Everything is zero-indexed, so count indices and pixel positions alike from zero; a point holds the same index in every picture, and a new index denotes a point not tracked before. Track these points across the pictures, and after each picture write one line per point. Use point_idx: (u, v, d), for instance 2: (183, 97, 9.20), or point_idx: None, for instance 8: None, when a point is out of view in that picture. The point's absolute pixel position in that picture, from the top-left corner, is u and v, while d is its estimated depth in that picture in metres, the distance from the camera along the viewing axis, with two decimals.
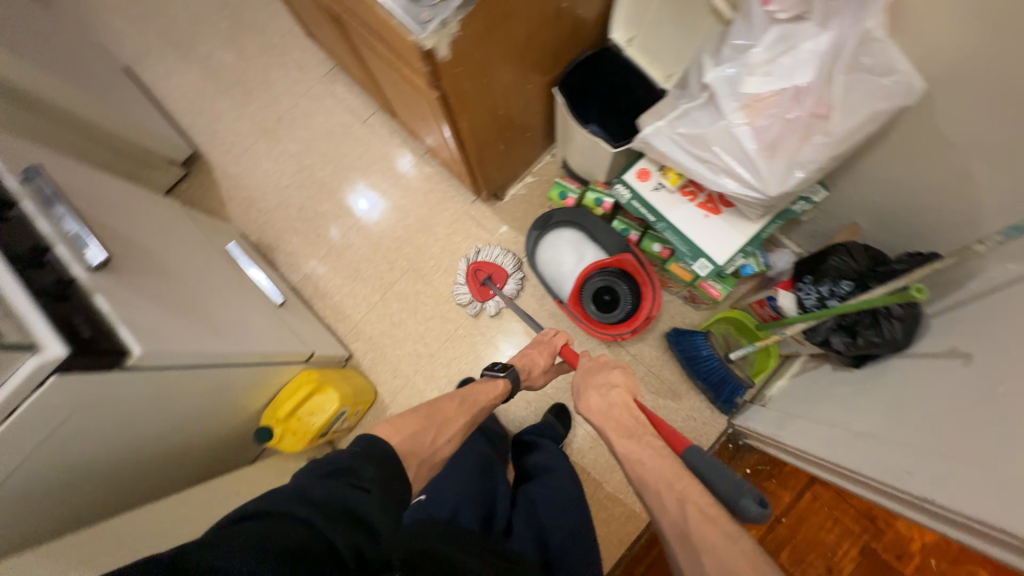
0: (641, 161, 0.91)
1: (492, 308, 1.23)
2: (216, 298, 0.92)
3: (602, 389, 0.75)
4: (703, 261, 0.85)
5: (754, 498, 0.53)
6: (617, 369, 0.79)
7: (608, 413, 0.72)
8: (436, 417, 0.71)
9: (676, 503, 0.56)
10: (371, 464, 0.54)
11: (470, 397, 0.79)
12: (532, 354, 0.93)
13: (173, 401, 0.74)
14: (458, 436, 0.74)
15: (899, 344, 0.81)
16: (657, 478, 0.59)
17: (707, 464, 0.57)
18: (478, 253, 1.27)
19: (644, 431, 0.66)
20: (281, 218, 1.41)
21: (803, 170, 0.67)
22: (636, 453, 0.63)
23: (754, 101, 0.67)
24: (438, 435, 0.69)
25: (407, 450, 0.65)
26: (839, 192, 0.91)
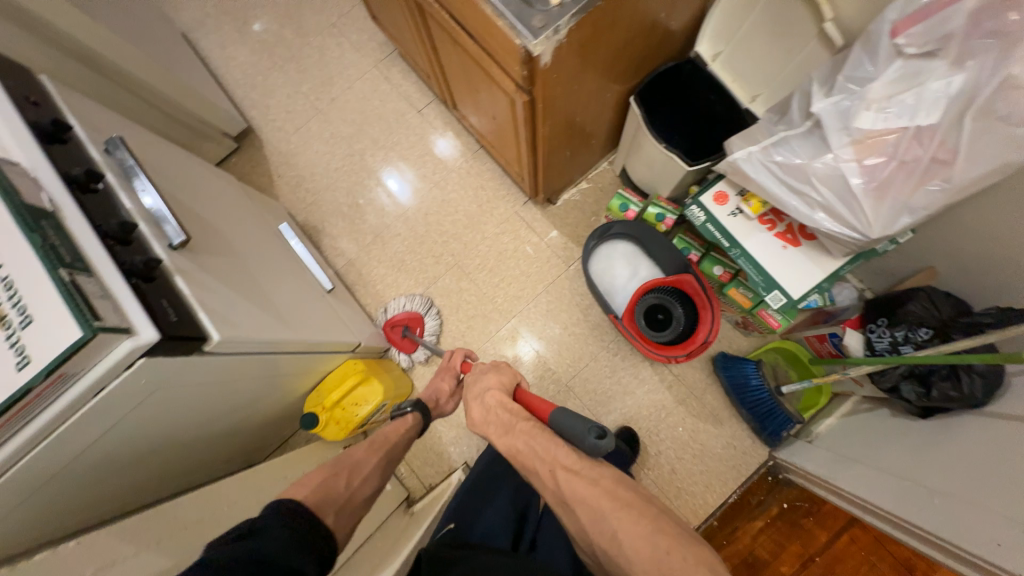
0: (719, 183, 0.88)
1: (421, 356, 1.23)
2: (275, 282, 0.92)
3: (480, 397, 0.72)
4: (776, 293, 0.83)
5: (592, 432, 0.57)
6: (490, 372, 0.77)
7: (485, 419, 0.69)
8: (343, 464, 0.66)
9: (550, 474, 0.57)
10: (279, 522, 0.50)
11: (380, 437, 0.74)
12: (436, 382, 0.94)
13: (236, 384, 0.74)
14: (374, 479, 0.67)
15: (976, 401, 0.78)
16: (534, 457, 0.59)
17: (565, 419, 0.61)
18: (387, 311, 1.27)
19: (519, 420, 0.64)
20: (328, 201, 1.40)
21: (912, 216, 0.63)
22: (513, 440, 0.62)
23: (867, 137, 0.64)
24: (351, 478, 0.63)
25: (320, 502, 0.57)
26: (922, 234, 0.87)
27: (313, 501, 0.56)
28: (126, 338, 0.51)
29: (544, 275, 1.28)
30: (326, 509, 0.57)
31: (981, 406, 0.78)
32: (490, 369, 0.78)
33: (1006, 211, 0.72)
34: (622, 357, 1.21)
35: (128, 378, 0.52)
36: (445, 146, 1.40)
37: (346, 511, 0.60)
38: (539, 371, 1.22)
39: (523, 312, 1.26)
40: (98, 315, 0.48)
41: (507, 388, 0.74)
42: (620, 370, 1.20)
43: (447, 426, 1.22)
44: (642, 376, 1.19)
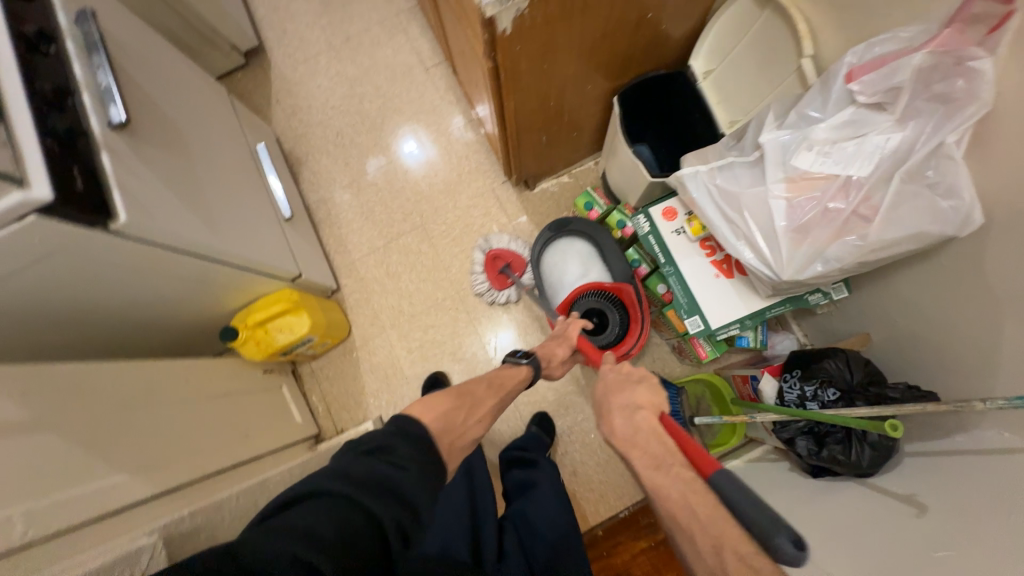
0: (671, 200, 0.87)
1: (504, 298, 1.22)
2: (224, 193, 0.93)
3: (626, 411, 0.62)
4: (696, 318, 0.82)
5: (791, 537, 0.44)
6: (642, 385, 0.66)
7: (632, 440, 0.59)
8: (466, 399, 0.67)
9: (713, 553, 0.46)
10: (408, 447, 0.51)
11: (497, 381, 0.77)
12: (552, 345, 0.91)
13: (150, 275, 0.76)
14: (486, 418, 0.71)
15: (863, 470, 0.77)
16: (691, 518, 0.48)
17: (735, 486, 0.48)
18: (490, 242, 1.25)
19: (673, 461, 0.53)
20: (318, 136, 1.41)
21: (825, 266, 0.62)
22: (667, 486, 0.52)
23: (801, 177, 0.63)
24: (469, 415, 0.65)
25: (441, 429, 0.59)
26: (861, 298, 0.86)
27: (434, 431, 0.58)
28: (17, 191, 0.53)
29: None
30: (445, 439, 0.59)
31: (868, 476, 0.78)
32: (639, 378, 0.68)
33: (937, 290, 0.71)
34: None
35: (16, 230, 0.54)
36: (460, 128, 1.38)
37: (457, 443, 0.62)
38: (474, 347, 1.23)
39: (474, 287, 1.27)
40: None
41: (659, 412, 0.62)
42: None
43: (372, 377, 1.24)
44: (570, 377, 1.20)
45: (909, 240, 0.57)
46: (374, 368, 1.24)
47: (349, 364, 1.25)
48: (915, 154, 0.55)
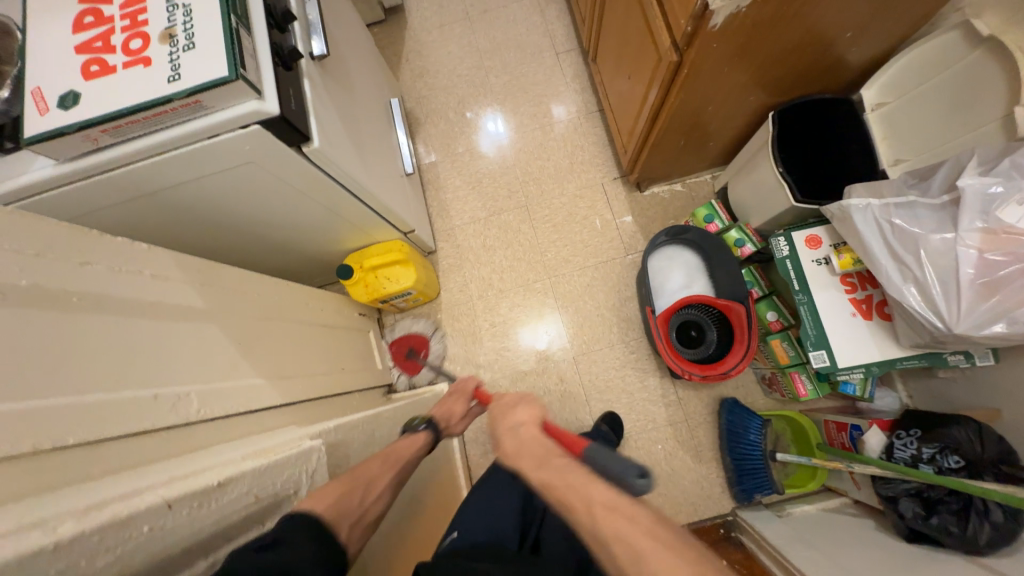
0: (818, 227, 0.84)
1: (425, 377, 1.21)
2: (369, 137, 0.96)
3: (512, 430, 0.64)
4: (822, 353, 0.80)
5: (637, 470, 0.51)
6: (523, 402, 0.68)
7: (518, 453, 0.60)
8: (359, 475, 0.54)
9: (586, 512, 0.48)
10: (305, 534, 0.42)
11: (390, 452, 0.62)
12: (449, 403, 0.86)
13: (309, 200, 0.80)
14: (384, 498, 0.55)
15: (975, 547, 0.73)
16: (569, 490, 0.50)
17: (603, 453, 0.56)
18: (393, 330, 1.27)
19: (552, 455, 0.56)
20: (439, 100, 1.44)
21: (1008, 326, 0.59)
22: (545, 474, 0.54)
23: (1002, 230, 0.59)
24: (364, 494, 0.52)
25: (335, 514, 0.47)
26: (1004, 371, 0.80)
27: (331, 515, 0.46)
28: (253, 100, 0.56)
29: (601, 252, 1.27)
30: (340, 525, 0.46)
31: (977, 555, 0.74)
32: (518, 399, 0.69)
33: None
34: (636, 358, 1.20)
35: (240, 136, 0.58)
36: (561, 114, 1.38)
37: (358, 528, 0.49)
38: (556, 334, 1.24)
39: (566, 276, 1.27)
40: (244, 65, 0.53)
41: (539, 422, 0.65)
42: (629, 369, 1.20)
43: (452, 342, 1.26)
44: (647, 384, 1.18)
45: None
46: (454, 334, 1.27)
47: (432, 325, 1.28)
48: None
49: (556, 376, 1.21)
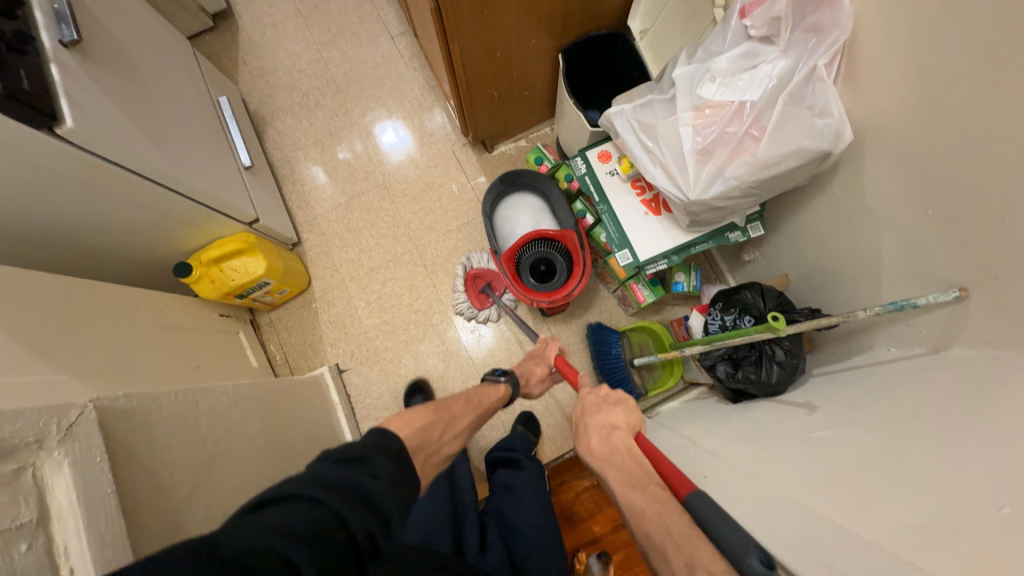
0: (607, 144, 0.94)
1: (489, 315, 1.23)
2: (179, 130, 0.95)
3: (604, 431, 0.66)
4: (626, 252, 0.88)
5: (760, 557, 0.44)
6: (619, 407, 0.70)
7: (608, 458, 0.62)
8: (445, 414, 0.69)
9: (685, 567, 0.47)
10: (386, 456, 0.49)
11: (476, 398, 0.79)
12: (530, 364, 0.96)
13: (102, 191, 0.79)
14: (465, 433, 0.71)
15: (772, 388, 0.85)
16: (667, 536, 0.49)
17: (710, 509, 0.50)
18: (472, 261, 1.25)
19: (649, 481, 0.56)
20: (283, 97, 1.44)
21: (725, 184, 0.69)
22: (642, 503, 0.54)
23: (705, 105, 0.70)
24: (445, 431, 0.66)
25: (416, 444, 0.60)
26: (781, 237, 0.94)
27: (411, 445, 0.59)
28: None
29: (462, 214, 1.33)
30: (419, 456, 0.60)
31: (776, 394, 0.85)
32: (616, 400, 0.71)
33: (834, 222, 0.79)
34: (509, 306, 1.26)
35: None
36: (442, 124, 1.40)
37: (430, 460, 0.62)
38: (431, 299, 1.27)
39: (432, 243, 1.31)
40: None
41: (633, 433, 0.66)
42: (503, 317, 1.25)
43: (331, 328, 1.27)
44: (522, 327, 1.25)
45: (793, 155, 0.64)
46: (332, 320, 1.27)
47: (308, 314, 1.28)
48: (794, 77, 0.63)
49: (438, 339, 1.25)
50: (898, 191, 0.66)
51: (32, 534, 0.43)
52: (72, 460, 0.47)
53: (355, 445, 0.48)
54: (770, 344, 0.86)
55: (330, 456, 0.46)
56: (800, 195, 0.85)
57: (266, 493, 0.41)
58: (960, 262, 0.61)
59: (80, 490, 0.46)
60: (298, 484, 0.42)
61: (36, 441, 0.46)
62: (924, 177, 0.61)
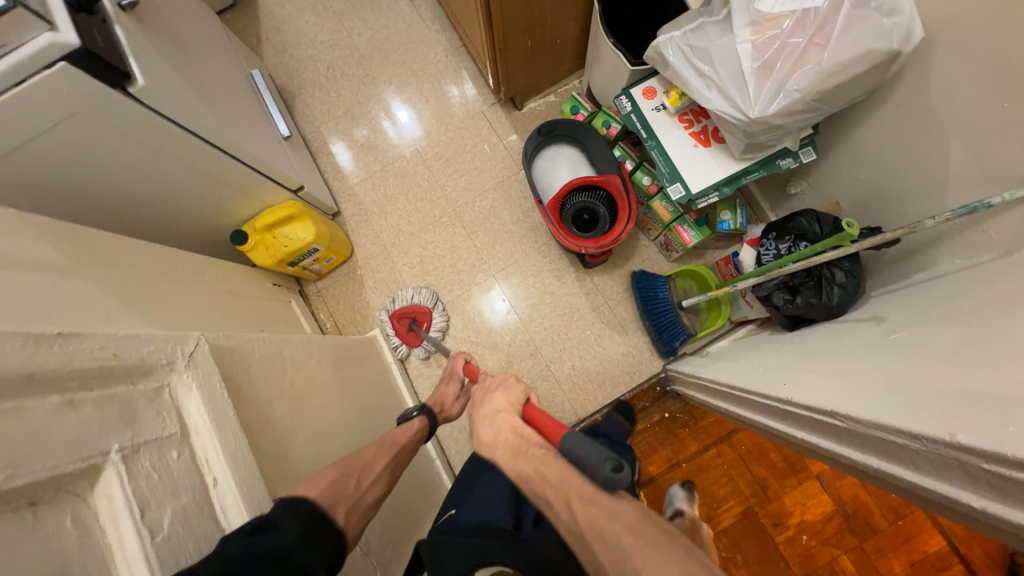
0: (652, 80, 0.93)
1: (420, 353, 1.21)
2: (224, 96, 0.96)
3: (489, 418, 0.64)
4: (678, 185, 0.88)
5: (609, 463, 0.49)
6: (500, 389, 0.68)
7: (496, 441, 0.60)
8: (352, 463, 0.61)
9: (564, 506, 0.50)
10: (289, 516, 0.48)
11: (387, 439, 0.70)
12: (440, 389, 0.91)
13: (165, 157, 0.81)
14: (382, 483, 0.63)
15: (832, 310, 0.85)
16: (546, 483, 0.52)
17: (583, 444, 0.52)
18: (394, 301, 1.24)
19: (529, 445, 0.57)
20: (309, 70, 1.44)
21: (787, 98, 0.68)
22: (523, 465, 0.55)
23: (764, 19, 0.69)
24: (360, 478, 0.60)
25: (332, 498, 0.54)
26: (833, 161, 0.93)
27: (326, 502, 0.53)
28: (48, 34, 0.59)
29: (496, 174, 1.33)
30: (337, 508, 0.54)
31: (836, 316, 0.86)
32: (497, 384, 0.70)
33: (896, 136, 0.78)
34: (549, 261, 1.27)
35: (46, 78, 0.60)
36: (469, 86, 1.39)
37: (355, 511, 0.56)
38: (473, 259, 1.29)
39: (469, 204, 1.32)
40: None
41: (518, 408, 0.65)
42: (545, 271, 1.27)
43: (377, 293, 1.29)
44: (565, 281, 1.26)
45: (860, 59, 0.64)
46: (378, 285, 1.30)
47: (353, 281, 1.30)
48: None
49: (483, 297, 1.27)
50: (969, 91, 0.65)
51: (179, 445, 0.46)
52: (198, 383, 0.50)
53: (262, 513, 0.48)
54: (829, 268, 0.85)
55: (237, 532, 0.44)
56: (858, 112, 0.83)
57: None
58: None
59: (212, 408, 0.49)
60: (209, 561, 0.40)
61: (168, 365, 0.49)
62: (1000, 71, 0.60)
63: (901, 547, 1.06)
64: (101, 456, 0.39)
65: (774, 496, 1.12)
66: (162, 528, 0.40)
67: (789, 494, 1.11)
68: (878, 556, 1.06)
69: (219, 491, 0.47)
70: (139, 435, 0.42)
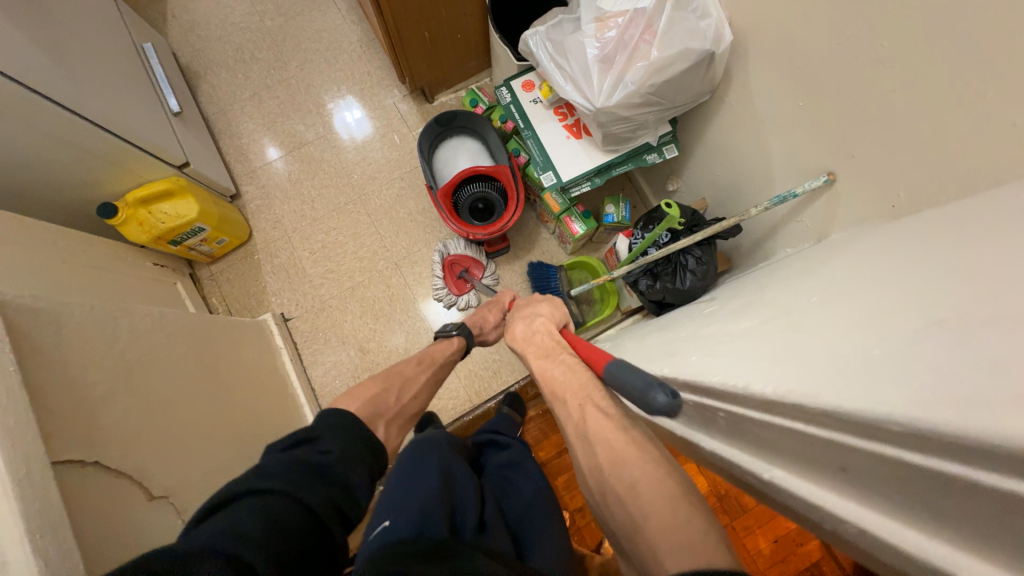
0: (530, 74, 0.98)
1: (464, 303, 1.23)
2: (93, 62, 0.92)
3: (528, 320, 0.79)
4: (550, 173, 0.93)
5: (666, 392, 0.54)
6: (548, 306, 0.82)
7: (530, 339, 0.75)
8: (394, 380, 0.75)
9: (579, 408, 0.57)
10: (335, 437, 0.57)
11: (428, 355, 0.84)
12: (483, 312, 0.99)
13: (10, 117, 0.77)
14: (421, 393, 0.79)
15: (686, 292, 0.92)
16: (568, 385, 0.61)
17: (625, 370, 0.58)
18: (448, 247, 1.25)
19: (560, 352, 0.68)
20: (217, 50, 1.40)
21: (626, 89, 0.74)
22: (552, 367, 0.66)
23: (604, 17, 0.74)
24: (399, 394, 0.74)
25: (370, 413, 0.67)
26: (696, 160, 1.00)
27: (368, 414, 0.67)
28: None
29: (403, 163, 1.34)
30: (376, 420, 0.67)
31: (690, 299, 0.93)
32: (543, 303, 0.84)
33: (734, 136, 0.86)
34: None
35: None
36: (381, 77, 1.40)
37: (394, 423, 0.71)
38: (376, 246, 1.29)
39: (375, 191, 1.32)
40: None
41: (557, 325, 0.78)
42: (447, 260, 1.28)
43: (275, 278, 1.26)
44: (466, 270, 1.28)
45: (682, 56, 0.70)
46: (275, 270, 1.27)
47: (250, 265, 1.27)
48: None
49: (383, 284, 1.27)
50: (778, 94, 0.73)
51: None
52: None
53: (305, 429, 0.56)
54: (683, 255, 0.92)
55: (280, 448, 0.53)
56: (708, 114, 0.91)
57: (215, 497, 0.45)
58: (829, 150, 0.68)
59: None
60: (252, 478, 0.47)
61: None
62: (798, 76, 0.69)
63: (765, 524, 1.13)
64: None
65: None
66: None
67: None
68: (746, 533, 1.13)
69: None
70: None
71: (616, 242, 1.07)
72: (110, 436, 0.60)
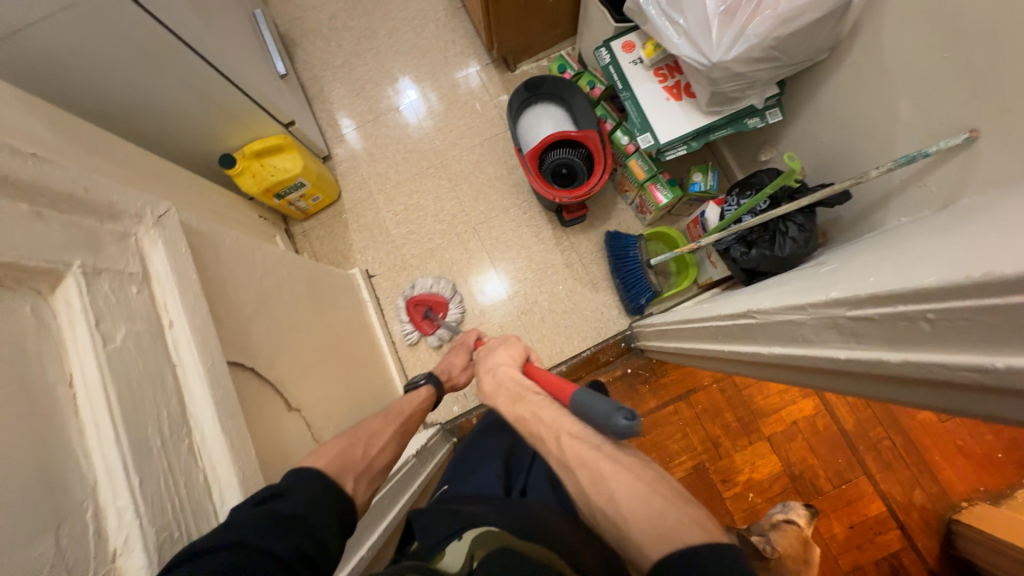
0: (630, 34, 0.97)
1: (434, 340, 1.22)
2: (221, 20, 1.00)
3: (491, 371, 0.67)
4: (648, 135, 0.93)
5: (623, 413, 0.46)
6: (503, 347, 0.72)
7: (497, 391, 0.63)
8: (360, 434, 0.67)
9: (555, 441, 0.50)
10: (303, 488, 0.51)
11: (394, 409, 0.77)
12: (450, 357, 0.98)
13: (160, 67, 0.85)
14: (389, 446, 0.69)
15: (783, 260, 0.90)
16: (541, 423, 0.53)
17: (587, 395, 0.50)
18: (414, 287, 1.25)
19: (527, 391, 0.59)
20: (312, 19, 1.48)
21: (747, 42, 0.73)
22: (522, 409, 0.56)
23: None
24: (366, 445, 0.65)
25: (339, 468, 0.58)
26: (799, 125, 0.97)
27: (333, 469, 0.57)
28: None
29: (484, 131, 1.37)
30: (345, 475, 0.57)
31: (788, 267, 0.91)
32: (500, 345, 0.74)
33: (852, 96, 0.82)
34: (528, 217, 1.31)
35: None
36: (464, 45, 1.43)
37: (364, 478, 0.61)
38: (455, 210, 1.33)
39: (456, 157, 1.36)
40: None
41: (519, 363, 0.68)
42: (524, 226, 1.31)
43: (360, 236, 1.33)
44: (542, 237, 1.30)
45: (813, 6, 0.68)
46: (361, 229, 1.34)
47: (338, 224, 1.35)
48: None
49: (461, 247, 1.31)
50: (916, 46, 0.69)
51: (140, 284, 0.50)
52: (164, 241, 0.55)
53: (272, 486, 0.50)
54: (783, 223, 0.90)
55: (248, 503, 0.47)
56: (823, 74, 0.87)
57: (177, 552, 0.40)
58: (970, 105, 0.64)
59: (174, 264, 0.54)
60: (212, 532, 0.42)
61: (137, 218, 0.53)
62: (943, 24, 0.64)
63: (841, 508, 1.10)
64: (63, 265, 0.42)
65: (725, 454, 1.15)
66: (114, 340, 0.44)
67: (740, 453, 1.14)
68: (820, 516, 1.10)
69: (173, 333, 0.51)
70: (102, 262, 0.46)
71: (706, 210, 1.05)
72: (257, 346, 0.66)
